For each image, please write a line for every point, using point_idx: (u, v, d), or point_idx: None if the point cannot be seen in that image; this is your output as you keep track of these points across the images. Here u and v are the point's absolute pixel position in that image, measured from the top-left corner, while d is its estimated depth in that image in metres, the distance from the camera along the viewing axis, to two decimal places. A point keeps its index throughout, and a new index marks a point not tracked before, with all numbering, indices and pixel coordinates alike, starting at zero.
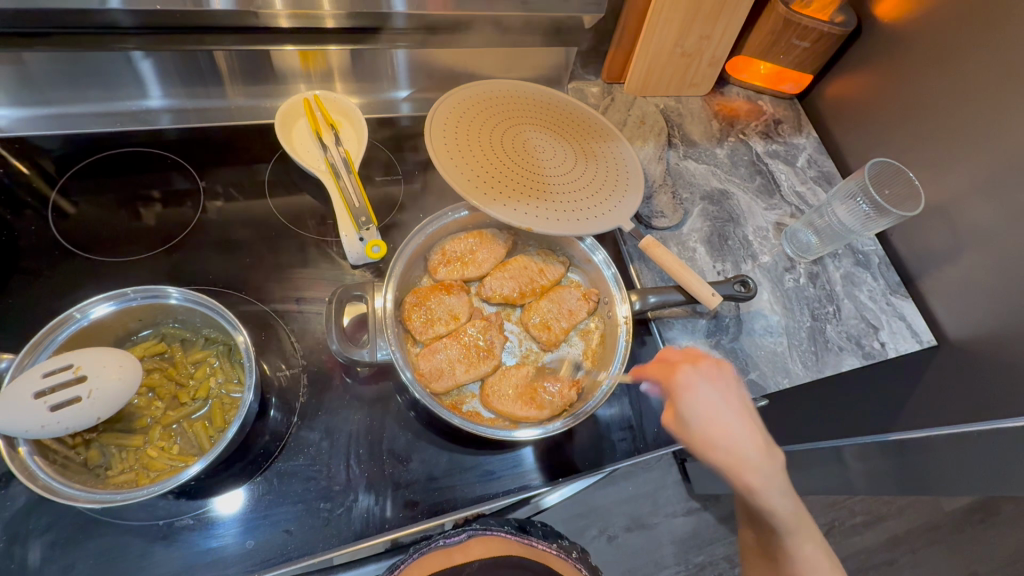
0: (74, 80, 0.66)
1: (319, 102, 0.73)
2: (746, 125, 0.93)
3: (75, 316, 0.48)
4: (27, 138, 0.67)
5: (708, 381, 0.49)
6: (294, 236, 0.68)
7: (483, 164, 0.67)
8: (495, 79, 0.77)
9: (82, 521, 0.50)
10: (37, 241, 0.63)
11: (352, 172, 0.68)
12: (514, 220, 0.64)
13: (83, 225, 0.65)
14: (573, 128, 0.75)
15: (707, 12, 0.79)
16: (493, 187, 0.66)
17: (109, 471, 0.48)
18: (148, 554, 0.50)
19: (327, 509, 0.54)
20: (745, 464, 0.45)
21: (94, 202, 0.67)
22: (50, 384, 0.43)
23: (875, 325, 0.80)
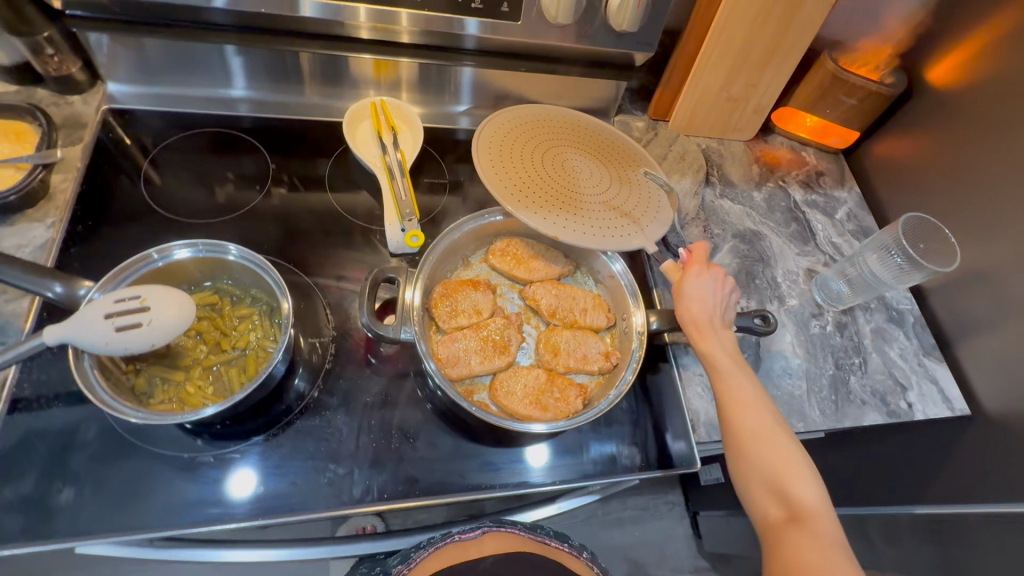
0: (179, 66, 0.76)
1: (384, 107, 0.80)
2: (786, 173, 0.95)
3: (151, 258, 0.55)
4: (134, 111, 0.77)
5: (714, 278, 0.64)
6: (344, 222, 0.75)
7: (522, 176, 0.72)
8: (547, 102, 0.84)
9: (123, 442, 0.55)
10: (126, 197, 0.71)
11: (404, 174, 0.75)
12: (545, 228, 0.68)
13: (166, 193, 0.73)
14: (615, 151, 0.80)
15: (754, 61, 0.83)
16: (528, 198, 0.70)
17: (151, 399, 0.54)
18: (170, 482, 0.54)
19: (333, 470, 0.58)
20: (706, 325, 0.62)
21: (177, 175, 0.75)
22: (119, 309, 0.49)
23: (903, 385, 0.78)
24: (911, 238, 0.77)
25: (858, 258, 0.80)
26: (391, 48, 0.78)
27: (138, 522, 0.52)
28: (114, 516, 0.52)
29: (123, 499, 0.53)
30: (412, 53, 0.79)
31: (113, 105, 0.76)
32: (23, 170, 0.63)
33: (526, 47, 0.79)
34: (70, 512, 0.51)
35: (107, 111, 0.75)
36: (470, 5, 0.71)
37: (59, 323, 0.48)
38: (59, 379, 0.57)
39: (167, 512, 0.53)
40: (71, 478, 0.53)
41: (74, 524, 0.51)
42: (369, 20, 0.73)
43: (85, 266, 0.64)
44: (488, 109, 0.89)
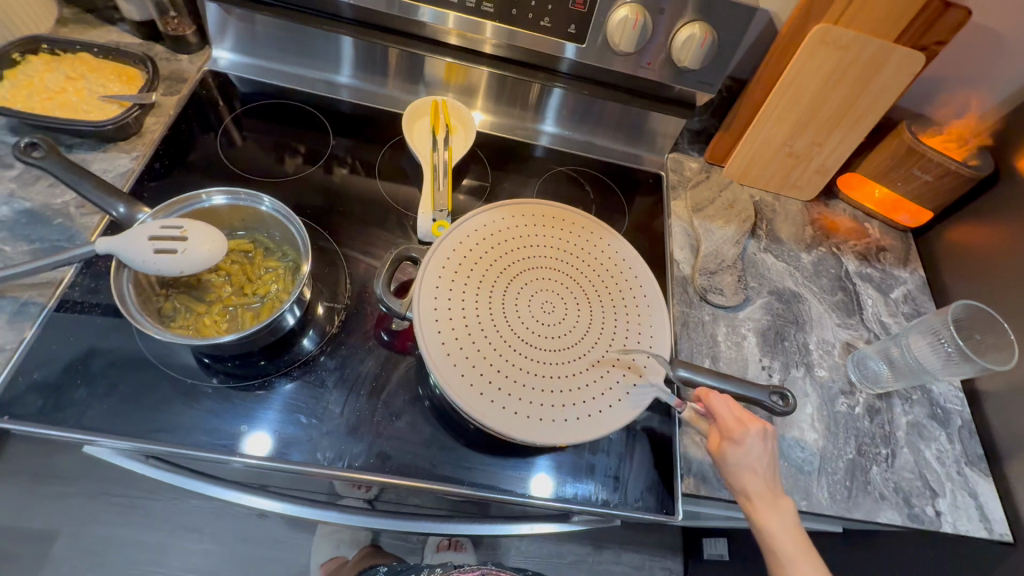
0: (290, 46, 0.85)
1: (444, 107, 0.83)
2: (842, 241, 0.90)
3: (202, 198, 0.61)
4: (230, 76, 0.85)
5: (758, 441, 0.57)
6: (385, 205, 0.79)
7: (466, 320, 0.61)
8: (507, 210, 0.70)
9: (141, 358, 0.60)
10: (203, 146, 0.79)
11: (446, 173, 0.77)
12: (475, 409, 0.56)
13: (243, 153, 0.80)
14: (589, 290, 0.66)
15: (823, 120, 0.80)
16: (468, 354, 0.59)
17: (172, 322, 0.58)
18: (168, 401, 0.59)
19: (313, 428, 0.60)
20: (755, 498, 0.57)
21: (256, 139, 0.82)
22: (162, 234, 0.54)
23: (934, 491, 0.70)
24: (966, 328, 0.71)
25: (903, 340, 0.74)
26: (474, 55, 0.81)
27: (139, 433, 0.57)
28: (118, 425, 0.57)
29: (125, 406, 0.58)
30: (491, 64, 0.81)
31: (214, 68, 0.85)
32: (125, 108, 0.71)
33: (589, 71, 0.81)
34: (81, 408, 0.57)
35: (207, 72, 0.84)
36: (539, 22, 0.73)
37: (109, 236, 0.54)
38: (104, 291, 0.63)
39: (159, 428, 0.57)
40: (90, 379, 0.58)
41: (80, 419, 0.56)
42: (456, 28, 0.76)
43: (154, 199, 0.72)
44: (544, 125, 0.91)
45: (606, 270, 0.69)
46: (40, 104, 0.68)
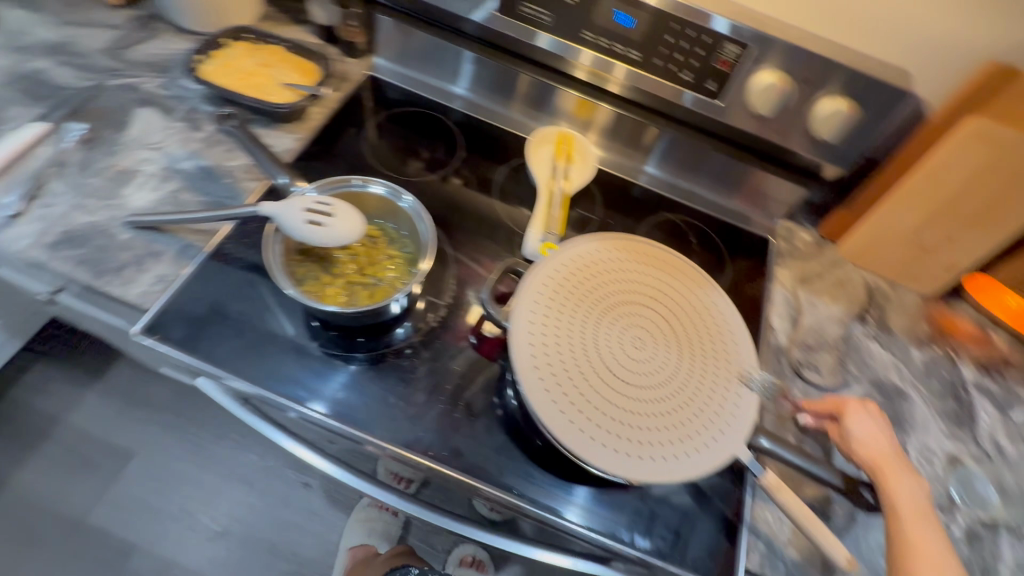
0: (435, 61, 0.91)
1: (570, 141, 0.88)
2: (961, 346, 0.83)
3: (352, 183, 0.69)
4: (383, 82, 0.92)
5: (875, 415, 0.65)
6: (497, 220, 0.84)
7: (559, 341, 0.61)
8: (612, 247, 0.72)
9: (268, 313, 0.68)
10: (350, 141, 0.86)
11: (562, 202, 0.80)
12: (554, 424, 0.56)
13: (376, 153, 0.86)
14: (681, 339, 0.65)
15: (960, 215, 0.76)
16: (556, 374, 0.59)
17: (302, 284, 0.65)
18: (280, 355, 0.65)
19: (398, 410, 0.64)
20: (885, 462, 0.61)
21: (389, 141, 0.88)
22: (312, 207, 0.61)
23: None
24: None
25: None
26: (598, 91, 0.85)
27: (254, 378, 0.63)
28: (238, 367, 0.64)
29: (246, 350, 0.64)
30: (612, 102, 0.85)
31: (372, 74, 0.93)
32: (299, 96, 0.81)
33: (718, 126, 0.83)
34: (212, 344, 0.64)
35: (367, 77, 0.92)
36: (681, 75, 0.75)
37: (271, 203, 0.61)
38: (249, 247, 0.71)
39: (269, 377, 0.63)
40: (224, 321, 0.66)
41: (208, 354, 0.63)
42: (589, 65, 0.79)
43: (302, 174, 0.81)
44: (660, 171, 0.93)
45: (703, 326, 0.67)
46: (234, 82, 0.79)
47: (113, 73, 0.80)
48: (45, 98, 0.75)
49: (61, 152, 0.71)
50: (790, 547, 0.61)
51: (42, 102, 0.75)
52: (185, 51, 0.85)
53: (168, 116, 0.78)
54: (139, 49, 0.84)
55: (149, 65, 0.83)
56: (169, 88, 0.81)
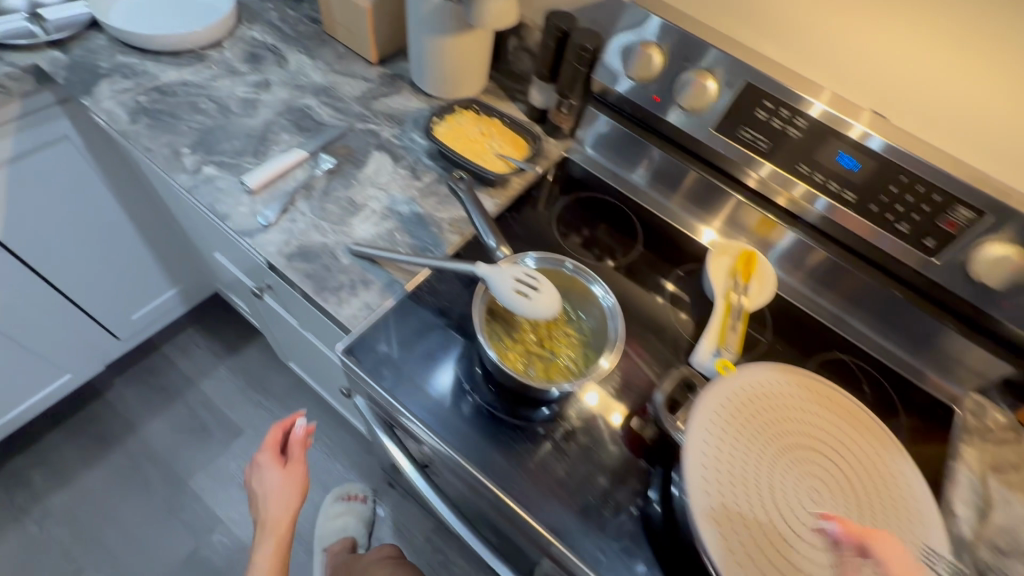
0: (622, 150, 0.96)
1: (753, 260, 0.85)
2: None
3: (565, 265, 0.74)
4: (575, 162, 0.98)
5: None
6: (664, 316, 0.82)
7: (732, 471, 0.59)
8: (793, 381, 0.68)
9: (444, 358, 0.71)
10: (530, 209, 0.90)
11: (739, 321, 0.79)
12: (723, 563, 0.53)
13: (540, 220, 0.90)
14: (863, 505, 0.60)
15: None
16: (727, 507, 0.56)
17: (489, 333, 0.69)
18: (449, 402, 0.68)
19: (549, 490, 0.64)
20: None
21: (554, 211, 0.92)
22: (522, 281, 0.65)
23: None
24: None
25: None
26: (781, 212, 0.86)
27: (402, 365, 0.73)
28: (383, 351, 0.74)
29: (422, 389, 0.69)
30: (794, 224, 0.86)
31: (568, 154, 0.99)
32: (509, 167, 0.89)
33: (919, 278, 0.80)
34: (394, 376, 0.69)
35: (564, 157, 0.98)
36: (893, 223, 0.74)
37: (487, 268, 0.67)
38: (439, 292, 0.76)
39: (438, 421, 0.67)
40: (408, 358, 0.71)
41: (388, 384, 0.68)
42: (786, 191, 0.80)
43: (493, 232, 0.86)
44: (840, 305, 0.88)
45: (889, 498, 0.61)
46: (460, 146, 0.89)
47: (361, 119, 0.94)
48: (307, 130, 0.89)
49: (314, 178, 0.83)
50: None
51: (305, 133, 0.89)
52: (419, 110, 0.98)
53: (396, 162, 0.89)
54: (384, 101, 0.98)
55: (389, 116, 0.95)
56: (401, 139, 0.93)
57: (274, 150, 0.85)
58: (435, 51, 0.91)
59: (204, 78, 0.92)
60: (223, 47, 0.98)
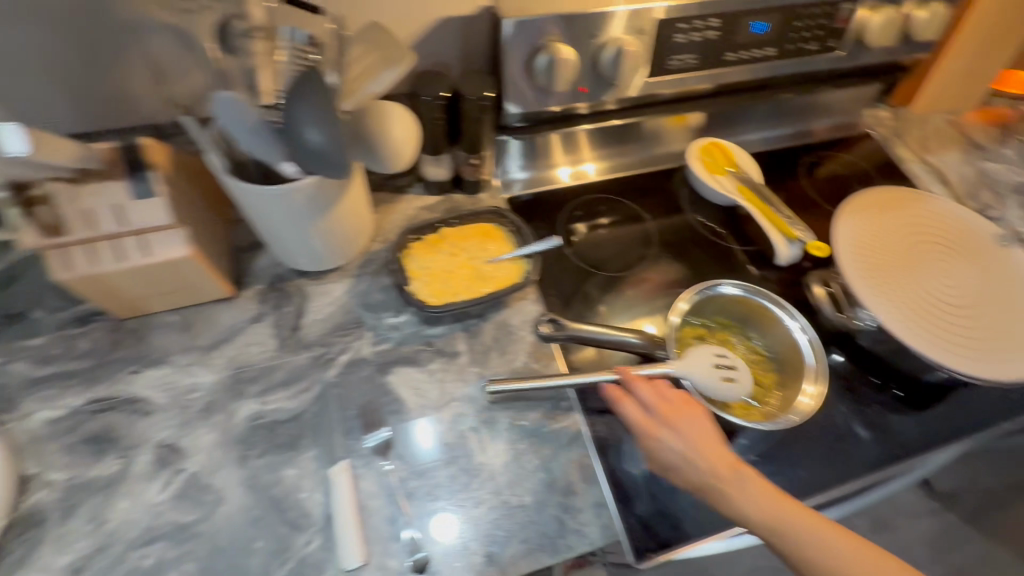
0: (551, 151, 0.90)
1: (715, 147, 0.91)
2: (1020, 128, 1.07)
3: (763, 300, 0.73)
4: (522, 195, 0.88)
5: None
6: (720, 247, 0.86)
7: (915, 312, 0.72)
8: (860, 218, 0.79)
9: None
10: (551, 272, 0.79)
11: (768, 194, 0.86)
12: (973, 370, 0.68)
13: (569, 272, 0.80)
14: (955, 249, 0.78)
15: (998, 39, 0.95)
16: (937, 336, 0.71)
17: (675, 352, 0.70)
18: None
19: (844, 447, 0.68)
20: None
21: (574, 252, 0.82)
22: (721, 368, 0.65)
23: None
24: None
25: None
26: (704, 101, 0.93)
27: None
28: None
29: None
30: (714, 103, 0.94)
31: (509, 193, 0.88)
32: (511, 259, 0.73)
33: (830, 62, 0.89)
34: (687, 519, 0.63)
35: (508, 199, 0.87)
36: (806, 48, 0.82)
37: (684, 366, 0.64)
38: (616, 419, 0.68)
39: None
40: (671, 494, 0.65)
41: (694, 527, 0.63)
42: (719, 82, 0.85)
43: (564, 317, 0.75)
44: (762, 129, 1.01)
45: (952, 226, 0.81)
46: (457, 289, 0.70)
47: (324, 362, 0.68)
48: (303, 436, 0.63)
49: (390, 474, 0.61)
50: None
51: (303, 442, 0.62)
52: (350, 293, 0.73)
53: (420, 362, 0.69)
54: (311, 320, 0.71)
55: (339, 330, 0.70)
56: (383, 337, 0.70)
57: (309, 496, 0.59)
58: (317, 231, 0.67)
59: (88, 535, 0.55)
60: (41, 473, 0.58)
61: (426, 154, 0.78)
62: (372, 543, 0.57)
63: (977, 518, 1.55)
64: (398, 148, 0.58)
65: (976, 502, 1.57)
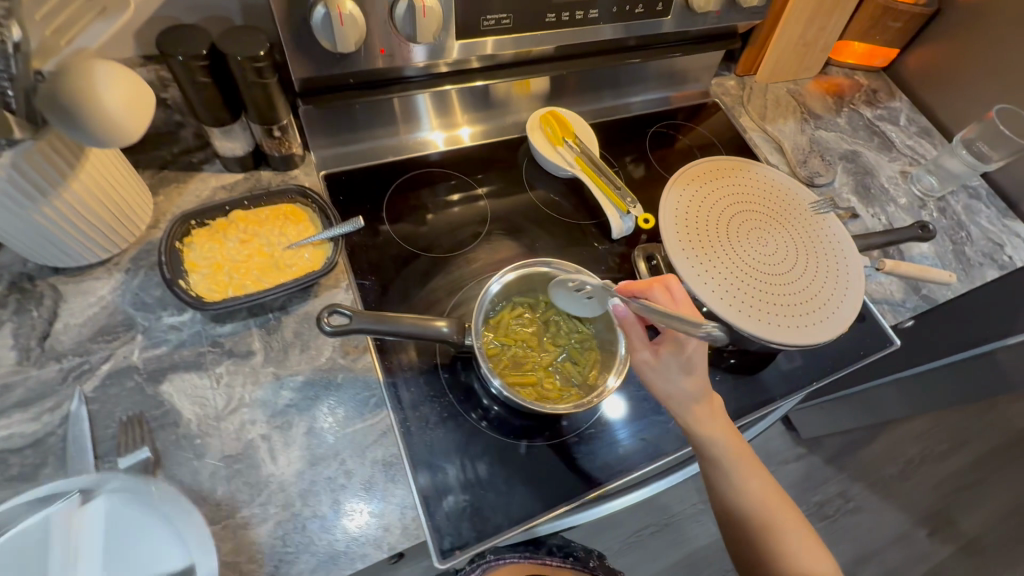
0: (379, 117, 0.81)
1: (555, 116, 0.87)
2: (852, 97, 1.11)
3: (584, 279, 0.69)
4: (345, 171, 0.80)
5: None
6: (558, 222, 0.83)
7: (729, 281, 0.74)
8: (684, 190, 0.80)
9: (513, 445, 0.65)
10: (371, 257, 0.73)
11: (601, 164, 0.83)
12: (776, 335, 0.71)
13: (391, 255, 0.74)
14: (774, 216, 0.81)
15: (826, 9, 0.97)
16: (748, 303, 0.73)
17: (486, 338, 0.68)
18: (559, 463, 0.65)
19: (663, 420, 0.70)
20: None
21: (399, 230, 0.77)
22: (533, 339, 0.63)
23: (1001, 243, 0.96)
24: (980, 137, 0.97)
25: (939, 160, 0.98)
26: (554, 63, 0.85)
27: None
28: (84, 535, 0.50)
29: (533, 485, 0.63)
30: (559, 66, 0.86)
31: (325, 170, 0.79)
32: (313, 244, 0.66)
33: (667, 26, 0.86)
34: (501, 510, 0.61)
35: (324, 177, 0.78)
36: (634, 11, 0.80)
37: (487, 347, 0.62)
38: (430, 413, 0.64)
39: (568, 487, 0.63)
40: (489, 485, 0.62)
41: (508, 515, 0.60)
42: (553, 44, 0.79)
43: (382, 306, 0.70)
44: (612, 97, 0.99)
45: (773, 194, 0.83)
46: (245, 280, 0.63)
47: (78, 376, 0.58)
48: (44, 463, 0.53)
49: (151, 499, 0.53)
50: (897, 293, 0.88)
51: (44, 472, 0.53)
52: (119, 291, 0.63)
53: (202, 366, 0.61)
54: (66, 324, 0.60)
55: (101, 335, 0.60)
56: (158, 341, 0.61)
57: None
58: (49, 221, 0.54)
59: None
60: None
61: (212, 128, 0.66)
62: None
63: (839, 459, 1.58)
64: (123, 132, 0.48)
65: (839, 446, 1.59)
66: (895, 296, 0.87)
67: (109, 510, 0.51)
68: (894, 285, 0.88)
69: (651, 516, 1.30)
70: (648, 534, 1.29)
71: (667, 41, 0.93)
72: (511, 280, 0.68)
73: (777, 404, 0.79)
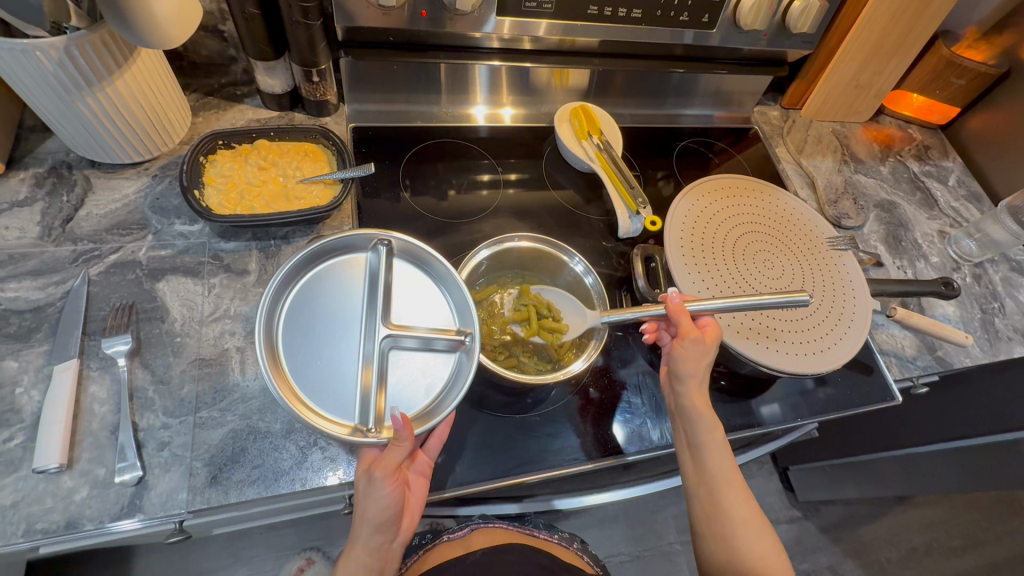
0: (427, 83, 0.84)
1: (587, 110, 0.87)
2: (901, 149, 1.07)
3: (574, 261, 0.73)
4: (375, 128, 0.83)
5: None
6: (568, 213, 0.84)
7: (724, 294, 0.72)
8: (697, 202, 0.80)
9: (473, 410, 0.66)
10: (380, 212, 0.76)
11: (622, 162, 0.83)
12: (761, 357, 0.69)
13: (400, 213, 0.77)
14: (785, 244, 0.79)
15: (885, 53, 0.95)
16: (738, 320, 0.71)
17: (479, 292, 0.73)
18: (516, 438, 0.65)
19: (630, 420, 0.68)
20: None
21: (413, 193, 0.80)
22: (551, 312, 0.69)
23: None
24: None
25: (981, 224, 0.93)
26: (601, 59, 0.87)
27: (349, 329, 0.57)
28: (311, 291, 0.58)
29: (484, 452, 0.64)
30: (599, 62, 0.87)
31: (357, 124, 0.83)
32: (326, 183, 0.69)
33: (713, 40, 0.86)
34: (447, 469, 0.63)
35: (354, 129, 0.82)
36: (679, 18, 0.81)
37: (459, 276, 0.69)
38: None
39: (519, 463, 0.64)
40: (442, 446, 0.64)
41: (454, 476, 0.62)
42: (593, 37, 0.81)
43: None
44: (651, 107, 0.99)
45: (789, 222, 0.82)
46: (254, 203, 0.66)
47: (87, 259, 0.62)
48: (40, 329, 0.57)
49: (122, 379, 0.56)
50: (908, 349, 0.83)
51: (36, 337, 0.57)
52: (142, 193, 0.68)
53: (198, 274, 0.64)
54: (88, 214, 0.65)
55: (117, 229, 0.65)
56: (165, 244, 0.65)
57: (24, 392, 0.54)
58: (94, 113, 0.59)
59: None
60: None
61: (257, 63, 0.71)
62: (83, 449, 0.53)
63: (838, 531, 1.48)
64: (166, 34, 0.52)
65: (840, 518, 1.49)
66: (906, 351, 0.82)
67: (415, 269, 0.61)
68: (907, 340, 0.84)
69: (623, 543, 1.24)
70: (617, 561, 1.23)
71: (713, 58, 0.93)
72: (519, 246, 0.73)
73: (758, 431, 0.76)
